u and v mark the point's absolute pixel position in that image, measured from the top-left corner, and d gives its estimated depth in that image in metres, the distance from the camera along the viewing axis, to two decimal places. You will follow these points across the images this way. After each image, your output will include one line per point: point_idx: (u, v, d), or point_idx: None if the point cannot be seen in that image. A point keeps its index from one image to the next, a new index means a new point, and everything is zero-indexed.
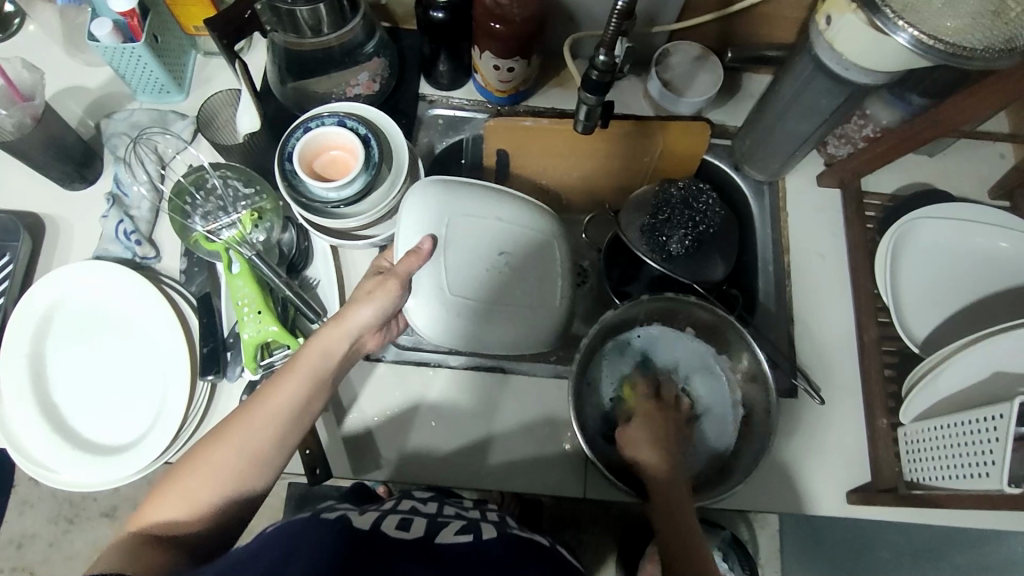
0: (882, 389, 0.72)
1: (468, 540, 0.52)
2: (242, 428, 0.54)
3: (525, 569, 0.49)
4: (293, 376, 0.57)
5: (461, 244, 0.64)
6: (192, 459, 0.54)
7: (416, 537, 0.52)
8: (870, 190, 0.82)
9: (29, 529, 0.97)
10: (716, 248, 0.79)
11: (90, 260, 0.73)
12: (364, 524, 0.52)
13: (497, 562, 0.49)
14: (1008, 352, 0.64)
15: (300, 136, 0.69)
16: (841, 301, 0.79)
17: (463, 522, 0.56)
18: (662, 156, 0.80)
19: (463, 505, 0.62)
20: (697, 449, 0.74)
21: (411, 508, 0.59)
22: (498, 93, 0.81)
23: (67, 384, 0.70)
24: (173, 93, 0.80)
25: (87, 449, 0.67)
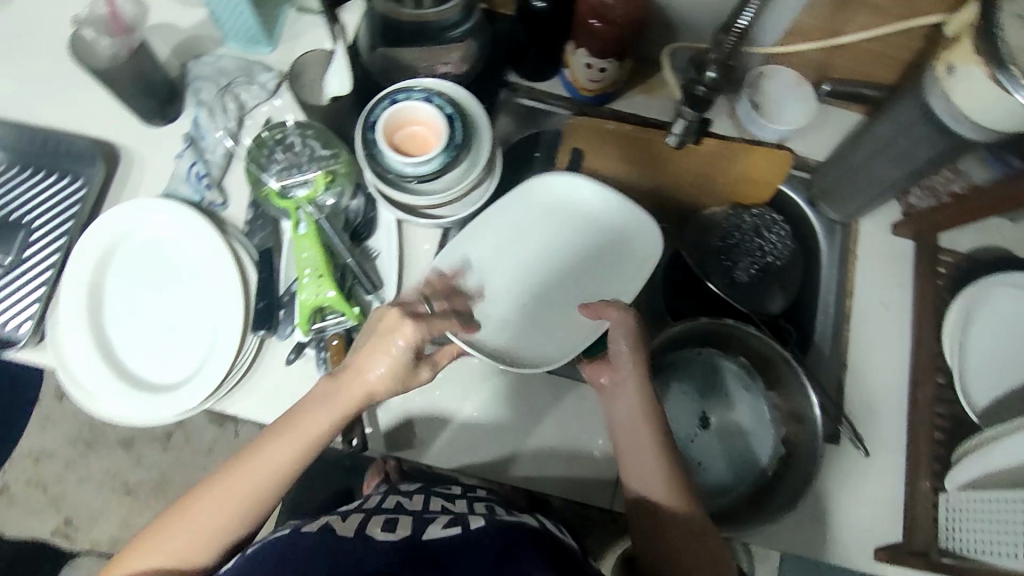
0: (929, 450, 0.71)
1: (456, 532, 0.53)
2: (234, 478, 0.56)
3: (517, 554, 0.50)
4: (294, 431, 0.57)
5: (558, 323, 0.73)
6: (184, 508, 0.55)
7: (402, 538, 0.52)
8: (945, 247, 0.80)
9: None
10: (778, 282, 0.83)
11: (160, 197, 0.73)
12: (347, 532, 0.54)
13: (485, 556, 0.50)
14: None
15: (385, 106, 0.69)
16: (899, 355, 0.77)
17: (450, 516, 0.57)
18: (740, 177, 0.78)
19: (449, 497, 0.64)
20: (720, 489, 0.73)
21: (397, 505, 0.61)
22: (584, 92, 0.80)
23: (121, 316, 0.71)
24: (261, 44, 0.79)
25: (132, 384, 0.68)
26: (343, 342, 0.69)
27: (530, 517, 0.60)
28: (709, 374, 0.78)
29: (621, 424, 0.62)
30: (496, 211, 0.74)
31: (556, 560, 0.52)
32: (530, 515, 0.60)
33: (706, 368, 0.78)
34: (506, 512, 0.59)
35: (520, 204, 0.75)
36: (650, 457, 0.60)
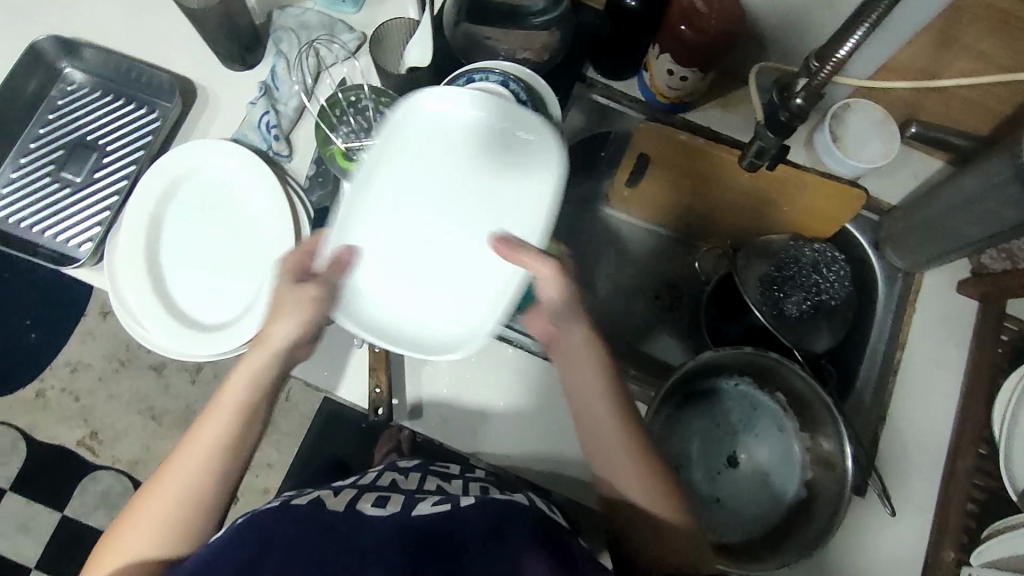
0: (958, 520, 0.68)
1: (445, 509, 0.55)
2: (187, 463, 0.56)
3: (509, 530, 0.53)
4: (221, 403, 0.58)
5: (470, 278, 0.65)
6: (139, 502, 0.55)
7: (391, 514, 0.54)
8: (1010, 313, 0.76)
9: None
10: (828, 321, 0.79)
11: (231, 141, 0.75)
12: (338, 506, 0.55)
13: (476, 529, 0.52)
14: None
15: (461, 85, 0.69)
16: (942, 417, 0.74)
17: (440, 495, 0.58)
18: (805, 210, 0.76)
19: (445, 478, 0.65)
20: (730, 524, 0.73)
21: (392, 484, 0.62)
22: (661, 98, 0.78)
23: (177, 251, 0.73)
24: (346, 4, 0.79)
25: (178, 319, 0.70)
26: None
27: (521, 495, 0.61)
28: (739, 405, 0.78)
29: (586, 415, 0.61)
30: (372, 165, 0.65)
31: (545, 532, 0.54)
32: (518, 492, 0.61)
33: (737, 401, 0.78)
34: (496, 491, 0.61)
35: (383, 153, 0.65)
36: (617, 449, 0.59)
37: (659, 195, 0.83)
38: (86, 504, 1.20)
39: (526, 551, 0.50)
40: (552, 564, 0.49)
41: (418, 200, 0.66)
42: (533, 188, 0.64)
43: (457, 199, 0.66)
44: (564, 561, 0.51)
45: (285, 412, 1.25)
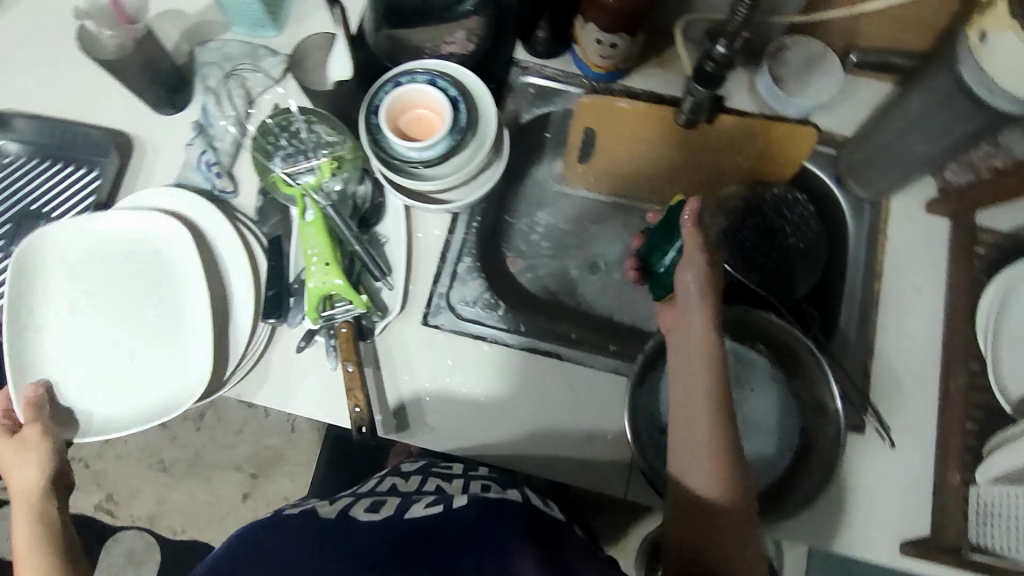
0: (960, 441, 0.67)
1: (438, 510, 0.55)
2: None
3: (498, 525, 0.53)
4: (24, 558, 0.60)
5: (162, 349, 0.70)
6: None
7: (384, 517, 0.54)
8: (984, 225, 0.75)
9: None
10: (801, 265, 0.78)
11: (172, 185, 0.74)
12: (328, 513, 0.56)
13: (467, 525, 0.53)
14: None
15: (388, 90, 0.68)
16: (930, 339, 0.73)
17: (434, 496, 0.59)
18: (760, 156, 0.75)
19: (448, 475, 0.66)
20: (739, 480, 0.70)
21: (389, 488, 0.63)
22: (596, 68, 0.77)
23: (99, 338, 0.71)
24: (267, 29, 0.79)
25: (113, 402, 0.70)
26: (352, 329, 0.69)
27: (515, 492, 0.62)
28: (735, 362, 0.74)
29: (684, 396, 0.59)
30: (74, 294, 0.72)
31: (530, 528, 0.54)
32: (513, 488, 0.63)
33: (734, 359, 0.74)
34: (491, 486, 0.62)
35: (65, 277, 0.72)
36: (702, 442, 0.56)
37: (613, 165, 0.82)
38: (113, 565, 1.20)
39: (519, 544, 0.51)
40: (541, 558, 0.50)
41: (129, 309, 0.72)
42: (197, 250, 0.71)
43: (98, 289, 0.72)
44: (552, 552, 0.52)
45: (294, 442, 1.24)
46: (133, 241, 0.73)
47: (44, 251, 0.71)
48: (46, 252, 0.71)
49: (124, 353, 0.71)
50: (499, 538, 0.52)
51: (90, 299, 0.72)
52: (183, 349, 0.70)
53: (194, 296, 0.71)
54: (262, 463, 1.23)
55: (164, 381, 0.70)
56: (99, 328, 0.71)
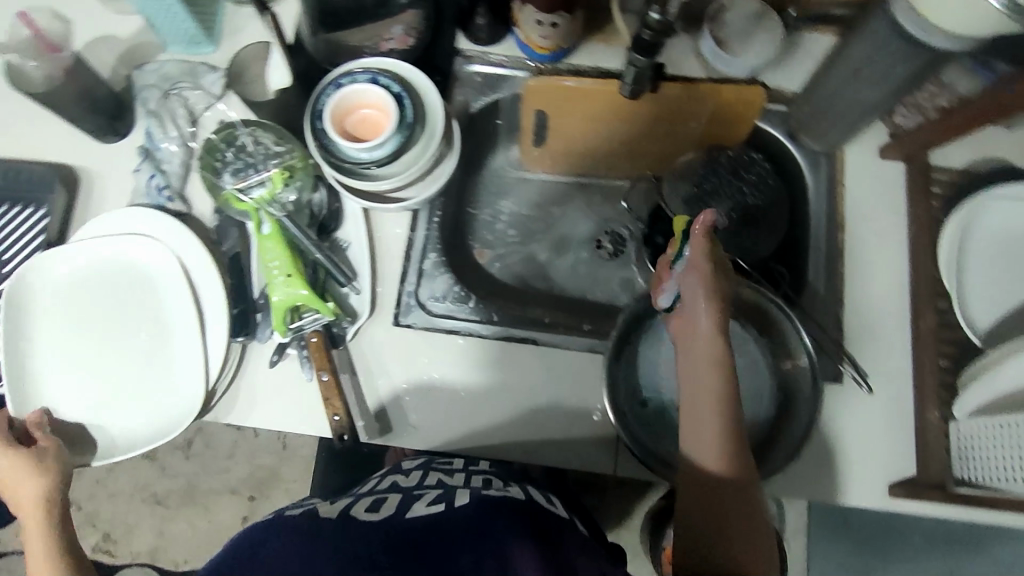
0: (935, 379, 0.68)
1: (440, 509, 0.55)
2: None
3: (495, 526, 0.52)
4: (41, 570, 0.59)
5: (151, 371, 0.70)
6: None
7: (384, 517, 0.54)
8: (938, 165, 0.76)
9: None
10: (764, 223, 0.77)
11: (134, 206, 0.73)
12: (329, 513, 0.56)
13: (469, 525, 0.52)
14: None
15: (330, 93, 0.67)
16: (898, 282, 0.74)
17: (436, 493, 0.59)
18: (712, 120, 0.75)
19: (449, 469, 0.65)
20: None
21: (391, 483, 0.62)
22: (539, 50, 0.76)
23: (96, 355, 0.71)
24: (202, 44, 0.77)
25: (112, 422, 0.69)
26: (323, 338, 0.68)
27: (516, 490, 0.61)
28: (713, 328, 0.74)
29: (692, 385, 0.59)
30: (62, 320, 0.71)
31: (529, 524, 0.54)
32: (516, 485, 0.63)
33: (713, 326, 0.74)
34: (495, 485, 0.61)
35: (51, 304, 0.71)
36: (713, 432, 0.57)
37: (568, 144, 0.81)
38: None
39: (518, 542, 0.50)
40: (540, 555, 0.50)
41: (118, 330, 0.71)
42: (178, 266, 0.71)
43: (86, 314, 0.72)
44: (552, 552, 0.51)
45: (288, 459, 1.23)
46: (115, 262, 0.72)
47: (28, 282, 0.71)
48: (29, 281, 0.71)
49: (118, 375, 0.70)
50: (500, 535, 0.51)
51: (78, 324, 0.71)
52: (175, 364, 0.70)
53: (181, 314, 0.70)
54: (257, 483, 1.22)
55: (155, 405, 0.69)
56: (89, 353, 0.71)
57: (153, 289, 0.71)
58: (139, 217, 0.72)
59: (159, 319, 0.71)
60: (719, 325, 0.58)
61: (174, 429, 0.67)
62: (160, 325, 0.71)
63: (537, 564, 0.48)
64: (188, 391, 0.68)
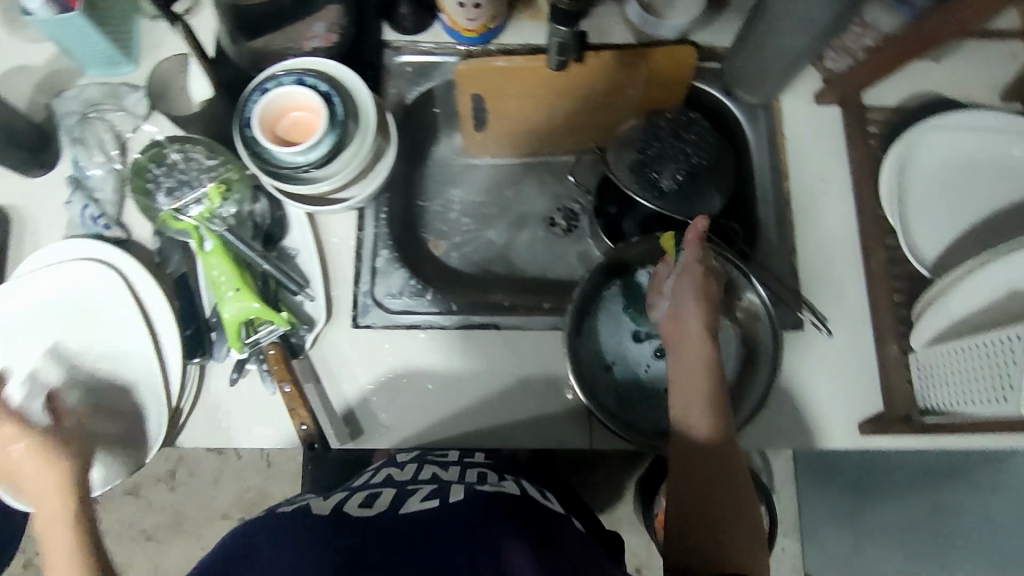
0: (891, 314, 0.69)
1: (434, 505, 0.52)
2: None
3: (491, 525, 0.49)
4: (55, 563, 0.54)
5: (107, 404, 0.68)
6: None
7: (378, 514, 0.51)
8: (872, 104, 0.77)
9: None
10: (710, 181, 0.75)
11: (69, 239, 0.71)
12: (324, 510, 0.52)
13: (462, 520, 0.49)
14: None
15: (257, 98, 0.65)
16: (847, 225, 0.75)
17: (432, 488, 0.56)
18: (647, 86, 0.75)
19: (444, 462, 0.63)
20: None
21: (385, 478, 0.59)
22: (467, 33, 0.75)
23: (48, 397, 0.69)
24: (122, 64, 0.75)
25: None
26: (281, 349, 0.67)
27: (512, 485, 0.58)
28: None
29: (681, 364, 0.60)
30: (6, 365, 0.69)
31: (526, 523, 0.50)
32: (510, 479, 0.60)
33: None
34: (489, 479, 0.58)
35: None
36: (703, 405, 0.58)
37: (509, 126, 0.81)
38: None
39: (512, 542, 0.46)
40: (538, 557, 0.46)
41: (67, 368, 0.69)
42: (120, 295, 0.69)
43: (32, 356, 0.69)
44: (551, 553, 0.47)
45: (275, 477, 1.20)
46: (56, 299, 0.70)
47: None
48: None
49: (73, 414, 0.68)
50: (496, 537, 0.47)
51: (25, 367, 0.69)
52: (130, 396, 0.68)
53: (130, 344, 0.68)
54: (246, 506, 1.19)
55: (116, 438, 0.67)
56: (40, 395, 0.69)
57: (98, 322, 0.69)
58: (79, 246, 0.70)
59: (108, 352, 0.69)
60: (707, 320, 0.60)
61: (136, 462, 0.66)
62: (110, 357, 0.69)
63: (534, 564, 0.45)
64: (147, 422, 0.67)
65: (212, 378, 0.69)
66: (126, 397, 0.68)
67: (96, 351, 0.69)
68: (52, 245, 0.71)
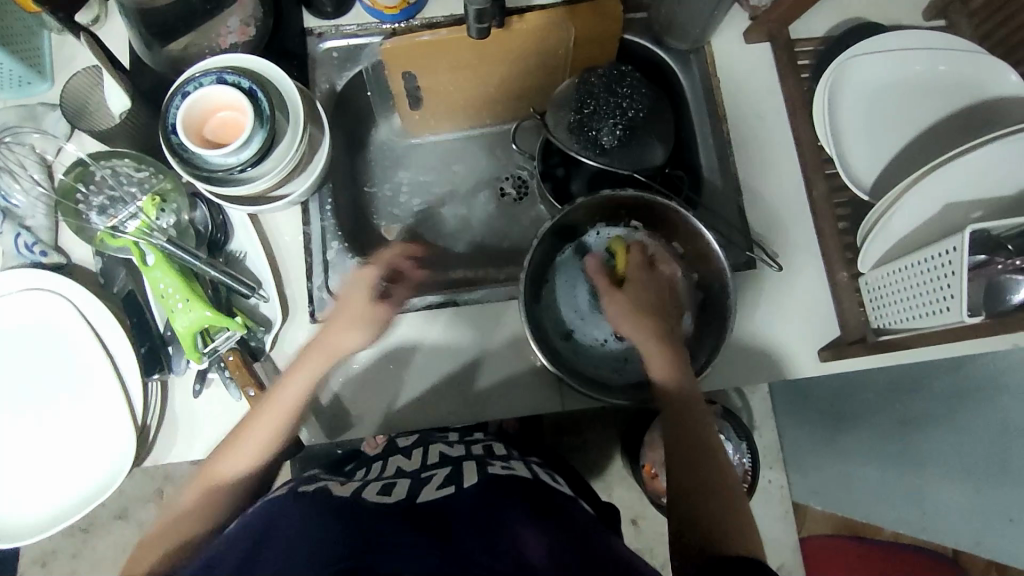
0: (837, 242, 0.71)
1: (450, 491, 0.52)
2: (224, 486, 0.60)
3: (503, 510, 0.48)
4: (264, 415, 0.61)
5: (73, 431, 0.67)
6: (245, 426, 0.61)
7: (398, 499, 0.50)
8: (800, 37, 0.78)
9: (48, 545, 0.95)
10: (652, 131, 0.73)
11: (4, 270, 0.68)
12: (344, 493, 0.51)
13: (478, 504, 0.49)
14: (975, 172, 0.61)
15: (178, 103, 0.63)
16: (788, 159, 0.76)
17: (446, 474, 0.56)
18: (577, 44, 0.74)
19: (447, 443, 0.65)
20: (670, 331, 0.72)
21: (396, 469, 0.59)
22: (388, 10, 0.74)
23: (8, 434, 0.67)
24: (36, 83, 0.72)
25: (44, 498, 0.66)
26: (240, 353, 0.66)
27: (522, 469, 0.58)
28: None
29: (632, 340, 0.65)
30: None
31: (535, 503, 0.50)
32: (519, 462, 0.60)
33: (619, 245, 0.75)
34: (496, 463, 0.58)
35: None
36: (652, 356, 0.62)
37: (445, 100, 0.79)
38: None
39: (524, 526, 0.46)
40: (549, 536, 0.46)
41: (25, 400, 0.68)
42: (71, 321, 0.67)
43: None
44: (563, 531, 0.47)
45: None
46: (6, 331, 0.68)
47: None
48: None
49: (39, 446, 0.67)
50: (507, 520, 0.47)
51: None
52: (95, 421, 0.67)
53: (88, 368, 0.67)
54: None
55: (87, 464, 0.66)
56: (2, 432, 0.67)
57: (50, 350, 0.68)
58: (18, 275, 0.68)
59: (66, 378, 0.68)
60: (629, 312, 0.66)
61: (110, 486, 0.65)
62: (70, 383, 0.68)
63: (546, 545, 0.44)
64: (116, 444, 0.66)
65: (178, 391, 0.69)
66: (92, 421, 0.67)
67: (53, 380, 0.68)
68: None
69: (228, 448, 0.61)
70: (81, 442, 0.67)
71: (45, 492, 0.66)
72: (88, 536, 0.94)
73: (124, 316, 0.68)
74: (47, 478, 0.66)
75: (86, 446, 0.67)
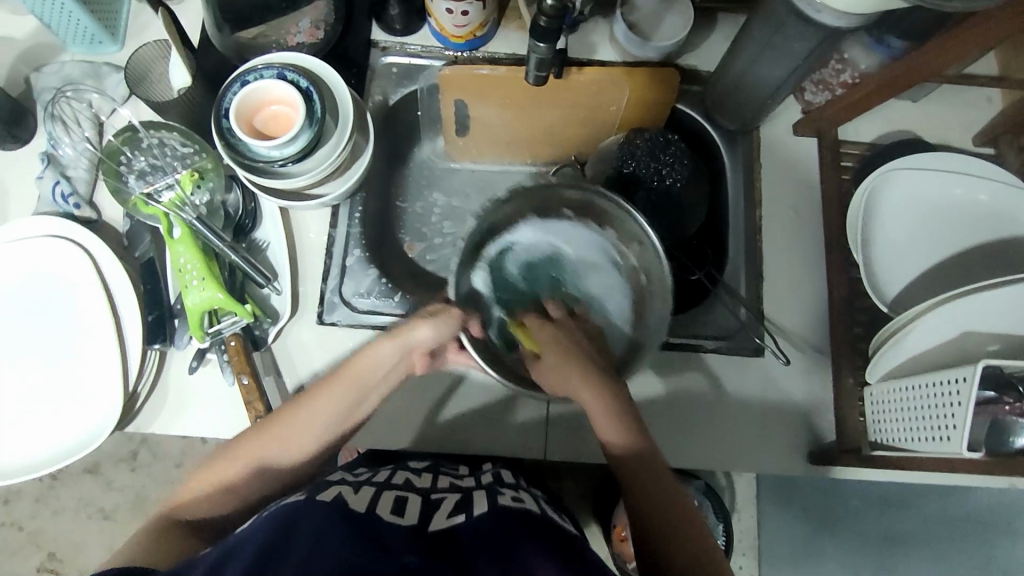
0: (849, 348, 0.70)
1: (460, 519, 0.51)
2: (295, 418, 0.56)
3: (518, 544, 0.46)
4: (339, 384, 0.57)
5: (66, 383, 0.68)
6: (293, 408, 0.57)
7: (411, 523, 0.50)
8: (848, 140, 0.79)
9: (14, 485, 0.95)
10: (684, 203, 0.75)
11: (36, 216, 0.70)
12: (360, 507, 0.51)
13: (493, 538, 0.48)
14: (999, 310, 0.61)
15: (236, 90, 0.65)
16: (815, 256, 0.76)
17: (457, 499, 0.55)
18: (629, 105, 0.76)
19: (456, 474, 0.63)
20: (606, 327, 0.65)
21: (405, 482, 0.59)
22: (454, 39, 0.75)
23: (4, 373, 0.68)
24: (106, 44, 0.75)
25: (22, 443, 0.66)
26: (241, 340, 0.67)
27: (530, 501, 0.56)
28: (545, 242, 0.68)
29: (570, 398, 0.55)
30: None
31: (547, 537, 0.48)
32: (528, 493, 0.59)
33: (539, 240, 0.69)
34: (506, 492, 0.57)
35: None
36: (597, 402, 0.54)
37: (490, 132, 0.81)
38: None
39: (539, 561, 0.44)
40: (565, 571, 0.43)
41: (28, 343, 0.69)
42: (87, 277, 0.68)
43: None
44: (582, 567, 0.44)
45: None
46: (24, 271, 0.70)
47: None
48: None
49: (32, 391, 0.68)
50: (521, 555, 0.45)
51: None
52: (89, 377, 0.67)
53: (92, 324, 0.68)
54: None
55: (71, 418, 0.67)
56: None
57: (62, 300, 0.69)
58: (48, 223, 0.69)
59: (70, 330, 0.69)
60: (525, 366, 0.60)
61: (89, 444, 0.65)
62: (73, 336, 0.68)
63: None
64: (104, 404, 0.66)
65: (173, 363, 0.69)
66: (85, 377, 0.67)
67: (58, 330, 0.69)
68: (24, 217, 0.71)
69: (310, 392, 0.57)
70: (70, 395, 0.67)
71: (25, 437, 0.67)
72: (55, 485, 0.94)
73: (138, 280, 0.69)
74: (29, 423, 0.67)
75: (76, 400, 0.67)
